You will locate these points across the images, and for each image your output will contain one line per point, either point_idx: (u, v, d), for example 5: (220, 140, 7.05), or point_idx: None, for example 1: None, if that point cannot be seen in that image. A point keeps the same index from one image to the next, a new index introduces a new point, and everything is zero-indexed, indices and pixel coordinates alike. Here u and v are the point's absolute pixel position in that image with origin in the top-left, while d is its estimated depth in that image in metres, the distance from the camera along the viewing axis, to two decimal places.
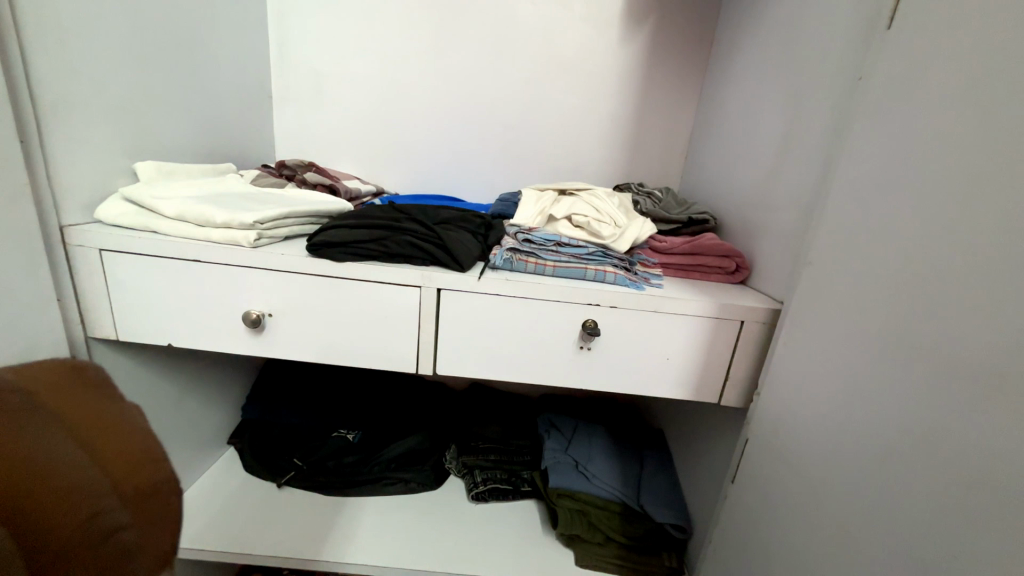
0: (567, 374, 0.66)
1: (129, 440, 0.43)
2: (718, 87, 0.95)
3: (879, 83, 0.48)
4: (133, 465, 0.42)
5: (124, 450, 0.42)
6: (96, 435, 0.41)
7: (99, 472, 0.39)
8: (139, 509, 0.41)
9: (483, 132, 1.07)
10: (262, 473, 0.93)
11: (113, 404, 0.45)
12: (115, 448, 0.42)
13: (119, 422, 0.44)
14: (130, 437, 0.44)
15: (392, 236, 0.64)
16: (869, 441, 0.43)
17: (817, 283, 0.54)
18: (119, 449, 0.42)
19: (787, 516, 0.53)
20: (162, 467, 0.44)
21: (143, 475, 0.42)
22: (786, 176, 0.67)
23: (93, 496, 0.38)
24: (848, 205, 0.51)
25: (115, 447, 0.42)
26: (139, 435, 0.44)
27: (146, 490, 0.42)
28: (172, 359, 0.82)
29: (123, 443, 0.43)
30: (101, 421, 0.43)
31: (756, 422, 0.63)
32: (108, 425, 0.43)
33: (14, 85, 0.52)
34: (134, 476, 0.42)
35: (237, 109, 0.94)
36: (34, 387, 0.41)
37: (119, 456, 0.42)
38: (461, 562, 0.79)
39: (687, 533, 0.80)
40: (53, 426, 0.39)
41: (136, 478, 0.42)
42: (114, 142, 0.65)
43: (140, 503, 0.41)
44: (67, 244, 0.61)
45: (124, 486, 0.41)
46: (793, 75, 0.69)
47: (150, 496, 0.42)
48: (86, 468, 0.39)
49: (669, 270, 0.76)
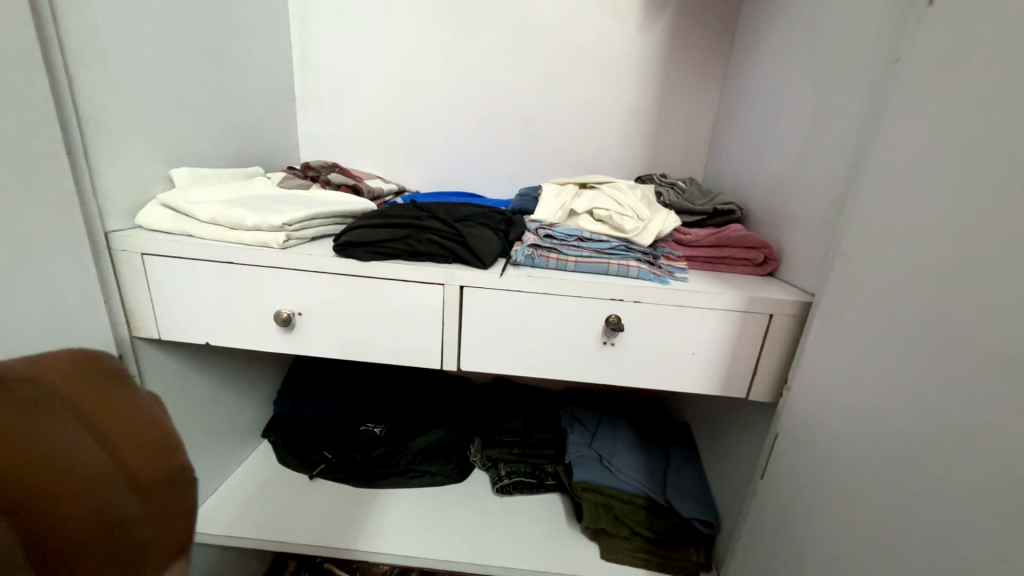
0: (590, 369, 0.66)
1: (148, 430, 0.30)
2: (744, 71, 0.92)
3: (916, 64, 0.46)
4: (142, 454, 0.29)
5: (142, 440, 0.29)
6: (115, 430, 0.28)
7: (111, 463, 0.26)
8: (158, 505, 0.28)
9: (502, 127, 1.07)
10: (295, 464, 0.97)
11: (131, 390, 0.30)
12: (133, 440, 0.28)
13: (136, 413, 0.29)
14: (139, 428, 0.29)
15: (415, 235, 0.65)
16: (902, 440, 0.42)
17: (849, 275, 0.52)
18: (137, 443, 0.29)
19: (819, 512, 0.52)
20: (180, 454, 0.31)
21: (156, 467, 0.29)
22: (816, 164, 0.65)
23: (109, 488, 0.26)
24: (880, 193, 0.48)
25: (125, 439, 0.28)
26: (143, 423, 0.30)
27: (167, 483, 0.29)
28: (209, 356, 0.85)
29: (129, 430, 0.28)
30: (118, 413, 0.28)
31: (787, 418, 0.61)
32: (117, 410, 0.29)
33: (60, 100, 0.54)
34: (152, 466, 0.29)
35: (263, 114, 0.96)
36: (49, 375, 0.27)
37: (134, 450, 0.28)
38: (484, 553, 0.80)
39: (714, 528, 0.79)
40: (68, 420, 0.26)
41: (151, 468, 0.29)
42: (150, 150, 0.68)
43: (160, 499, 0.29)
44: (111, 249, 0.64)
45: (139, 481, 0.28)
46: (822, 56, 0.67)
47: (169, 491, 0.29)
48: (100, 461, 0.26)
49: (693, 263, 0.75)
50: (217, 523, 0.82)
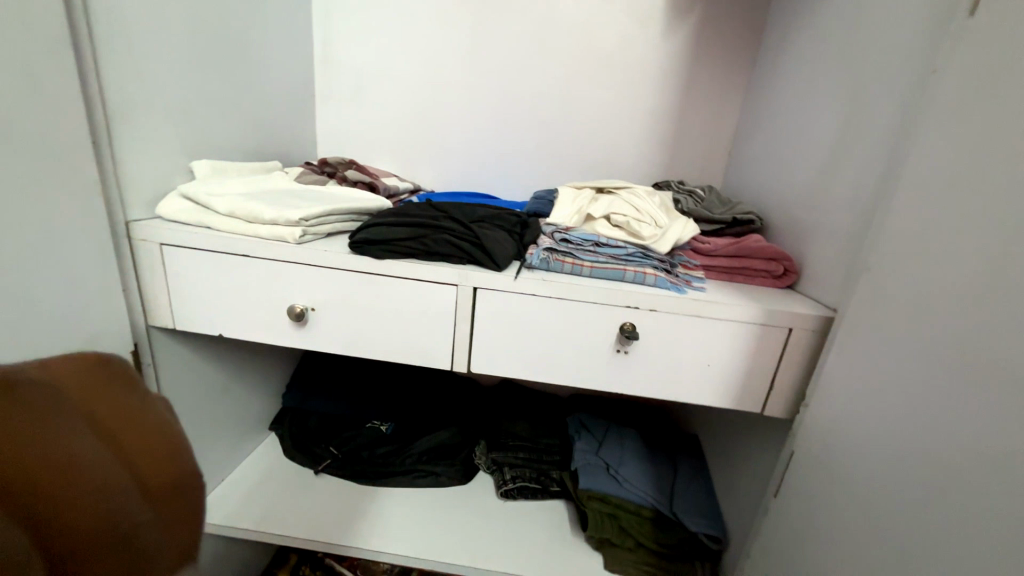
0: (602, 377, 0.65)
1: (154, 432, 0.30)
2: (768, 79, 0.91)
3: (952, 75, 0.44)
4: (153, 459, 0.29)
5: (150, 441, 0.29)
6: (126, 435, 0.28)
7: (121, 467, 0.26)
8: (162, 510, 0.28)
9: (520, 129, 1.07)
10: (300, 458, 0.97)
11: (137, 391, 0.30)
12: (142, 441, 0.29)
13: (147, 416, 0.30)
14: (148, 428, 0.29)
15: (430, 235, 0.64)
16: (924, 465, 0.40)
17: (874, 291, 0.50)
18: (142, 445, 0.28)
19: (835, 535, 0.50)
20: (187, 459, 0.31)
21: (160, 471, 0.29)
22: (842, 176, 0.63)
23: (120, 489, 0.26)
24: (909, 208, 0.47)
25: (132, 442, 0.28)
26: (154, 426, 0.30)
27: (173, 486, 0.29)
28: (222, 348, 0.86)
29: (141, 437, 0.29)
30: (125, 411, 0.29)
31: (803, 436, 0.59)
32: (127, 417, 0.28)
33: (88, 90, 0.55)
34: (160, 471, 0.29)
35: (284, 109, 0.97)
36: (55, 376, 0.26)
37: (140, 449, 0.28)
38: (486, 557, 0.79)
39: (722, 544, 0.78)
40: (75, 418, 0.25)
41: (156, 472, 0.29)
42: (173, 142, 0.69)
43: (163, 503, 0.28)
44: (131, 239, 0.65)
45: (145, 485, 0.27)
46: (853, 65, 0.65)
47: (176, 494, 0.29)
48: (109, 464, 0.26)
49: (710, 272, 0.74)
50: (223, 513, 0.82)
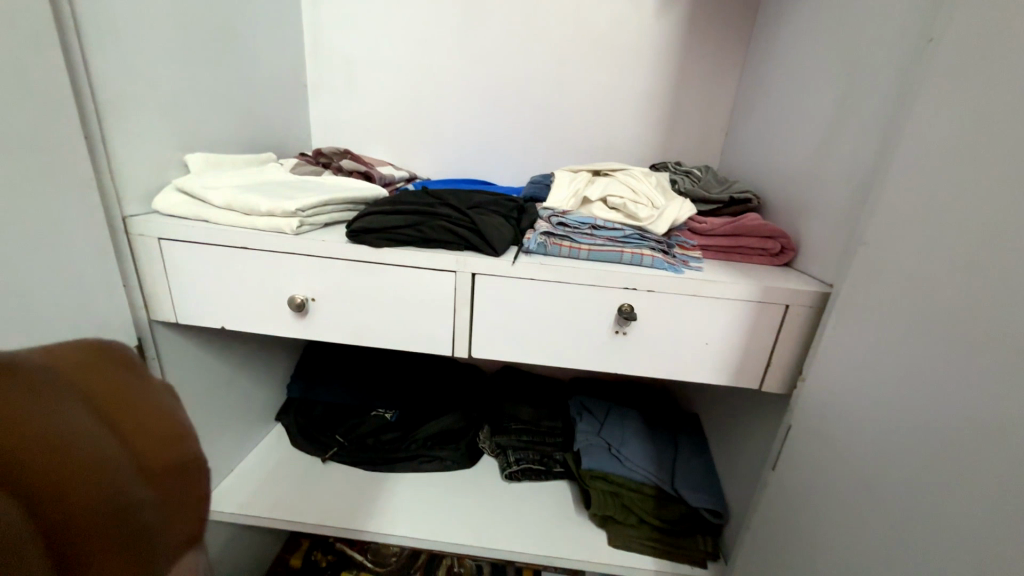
0: (601, 358, 0.66)
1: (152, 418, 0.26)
2: (765, 54, 0.89)
3: (949, 46, 0.44)
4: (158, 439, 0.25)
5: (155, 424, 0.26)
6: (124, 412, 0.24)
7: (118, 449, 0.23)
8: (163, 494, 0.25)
9: (514, 114, 1.05)
10: (308, 447, 0.99)
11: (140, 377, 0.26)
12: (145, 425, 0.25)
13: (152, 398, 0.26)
14: (147, 407, 0.26)
15: (427, 222, 0.65)
16: (918, 434, 0.41)
17: (870, 266, 0.51)
18: (142, 427, 0.25)
19: (832, 504, 0.52)
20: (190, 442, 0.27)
21: (165, 453, 0.26)
22: (838, 151, 0.63)
23: (119, 469, 0.23)
24: (904, 183, 0.47)
25: (133, 422, 0.25)
26: (160, 407, 0.26)
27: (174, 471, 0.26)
28: (225, 341, 0.87)
29: (142, 420, 0.25)
30: (125, 392, 0.25)
31: (801, 410, 0.61)
32: (131, 397, 0.25)
33: (78, 86, 0.55)
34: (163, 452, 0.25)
35: (275, 99, 0.96)
36: (57, 361, 0.23)
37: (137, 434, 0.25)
38: (493, 537, 0.81)
39: (722, 518, 0.80)
40: (70, 398, 0.22)
41: (161, 455, 0.25)
42: (166, 136, 0.69)
43: (166, 486, 0.25)
44: (129, 234, 0.65)
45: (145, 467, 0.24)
46: (850, 37, 0.64)
47: (182, 483, 0.26)
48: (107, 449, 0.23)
49: (707, 252, 0.74)
50: (235, 502, 0.84)
